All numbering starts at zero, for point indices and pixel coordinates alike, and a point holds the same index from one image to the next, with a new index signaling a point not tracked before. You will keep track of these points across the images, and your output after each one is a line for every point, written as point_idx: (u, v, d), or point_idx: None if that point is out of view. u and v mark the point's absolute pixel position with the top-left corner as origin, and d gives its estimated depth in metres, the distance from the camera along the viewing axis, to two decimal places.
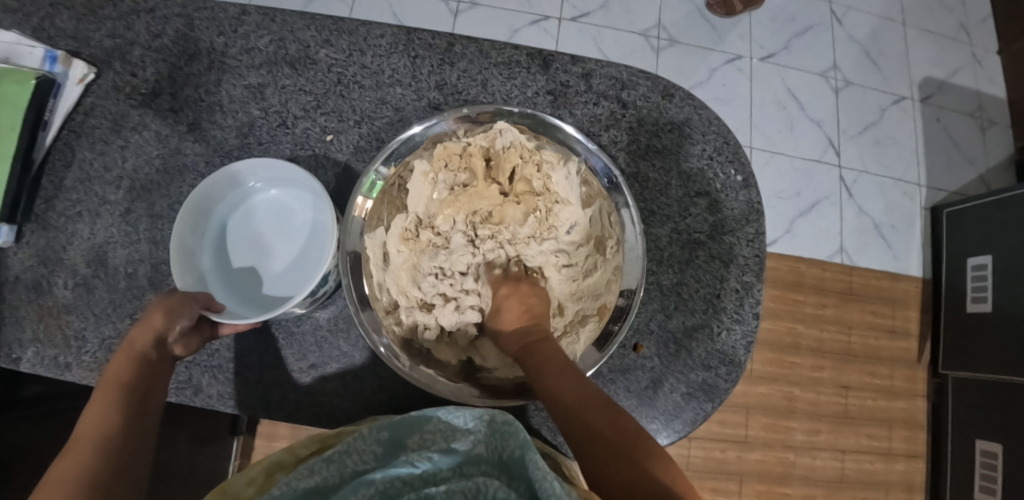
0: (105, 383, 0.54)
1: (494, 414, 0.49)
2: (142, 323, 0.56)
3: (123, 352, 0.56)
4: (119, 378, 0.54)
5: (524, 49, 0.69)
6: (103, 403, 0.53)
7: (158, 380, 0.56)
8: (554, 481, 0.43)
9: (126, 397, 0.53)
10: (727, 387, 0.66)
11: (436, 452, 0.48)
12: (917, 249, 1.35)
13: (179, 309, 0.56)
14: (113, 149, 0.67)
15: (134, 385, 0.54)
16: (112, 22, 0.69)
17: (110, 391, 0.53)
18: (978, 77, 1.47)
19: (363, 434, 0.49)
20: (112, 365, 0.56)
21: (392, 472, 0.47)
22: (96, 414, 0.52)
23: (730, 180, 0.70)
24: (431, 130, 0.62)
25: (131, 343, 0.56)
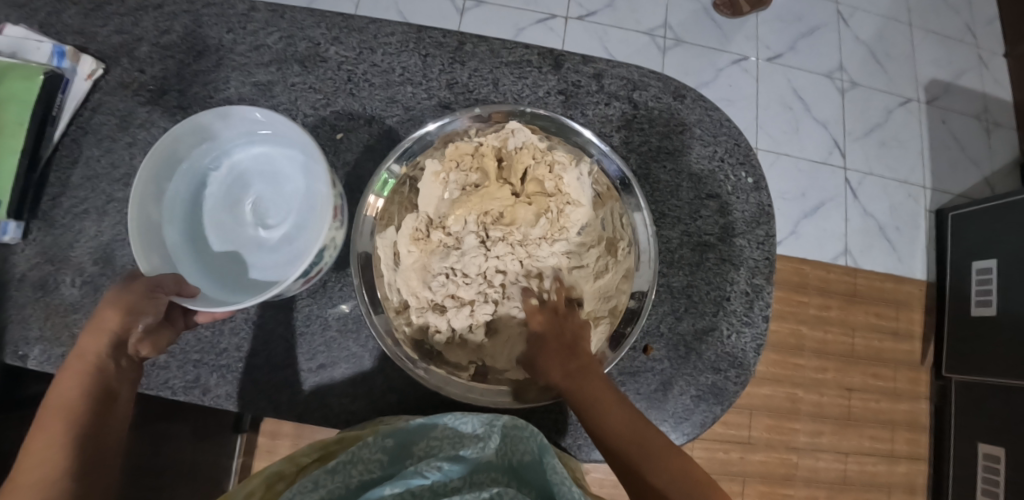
0: (49, 409, 0.48)
1: (503, 420, 0.49)
2: (96, 329, 0.51)
3: (72, 368, 0.49)
4: (70, 400, 0.48)
5: (535, 49, 0.69)
6: (49, 439, 0.46)
7: (114, 394, 0.50)
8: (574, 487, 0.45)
9: (81, 423, 0.47)
10: (736, 390, 0.66)
11: (445, 461, 0.48)
12: (922, 251, 1.35)
13: (140, 307, 0.51)
14: (120, 147, 0.67)
15: (85, 411, 0.48)
16: (120, 18, 0.69)
17: (61, 418, 0.47)
18: (984, 79, 1.46)
19: (368, 443, 0.48)
20: (55, 386, 0.49)
21: (403, 484, 0.47)
22: (44, 448, 0.46)
23: (741, 182, 0.70)
24: (444, 128, 0.61)
25: (81, 356, 0.50)
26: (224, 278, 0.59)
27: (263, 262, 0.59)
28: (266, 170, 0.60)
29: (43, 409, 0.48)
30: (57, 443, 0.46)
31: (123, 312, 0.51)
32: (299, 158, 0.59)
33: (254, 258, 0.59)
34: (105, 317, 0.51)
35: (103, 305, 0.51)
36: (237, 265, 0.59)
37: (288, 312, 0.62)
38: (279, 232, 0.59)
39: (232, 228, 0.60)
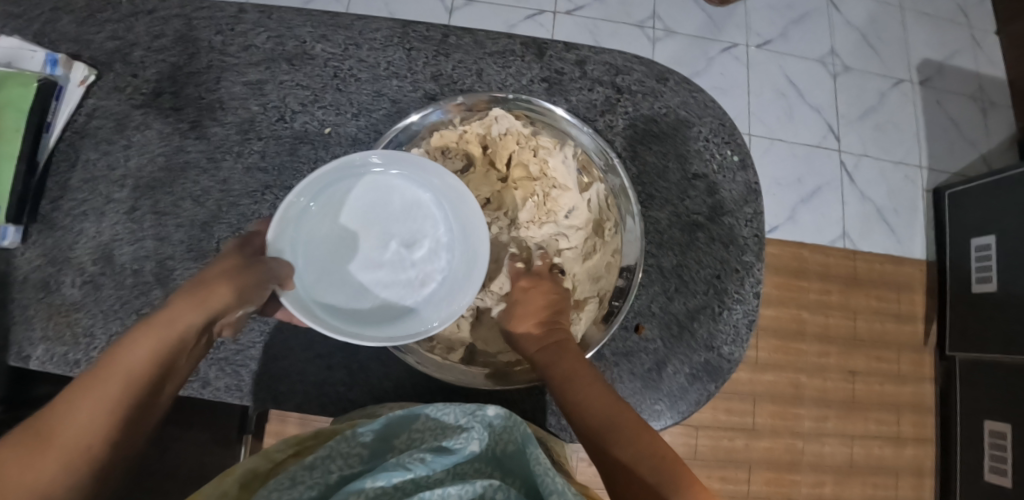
0: (116, 365, 0.45)
1: (484, 410, 0.49)
2: (197, 303, 0.49)
3: (154, 331, 0.47)
4: (140, 363, 0.46)
5: (518, 38, 0.70)
6: (99, 398, 0.44)
7: (176, 370, 0.49)
8: (555, 475, 0.44)
9: (140, 393, 0.46)
10: (730, 367, 0.66)
11: (428, 452, 0.46)
12: (921, 232, 1.35)
13: (247, 293, 0.51)
14: (117, 149, 0.68)
15: (144, 381, 0.46)
16: (113, 25, 0.70)
17: (125, 380, 0.45)
18: (978, 58, 1.46)
19: (348, 436, 0.48)
20: (130, 341, 0.46)
21: (385, 478, 0.44)
22: (95, 407, 0.44)
23: (727, 161, 0.71)
24: (428, 118, 0.63)
25: (170, 323, 0.48)
26: (319, 287, 0.55)
27: (354, 300, 0.55)
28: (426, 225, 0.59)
29: (107, 362, 0.45)
30: (110, 405, 0.44)
31: (234, 294, 0.51)
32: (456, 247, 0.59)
33: (350, 292, 0.56)
34: (214, 293, 0.50)
35: (212, 280, 0.51)
36: (331, 284, 0.55)
37: None
38: (386, 289, 0.57)
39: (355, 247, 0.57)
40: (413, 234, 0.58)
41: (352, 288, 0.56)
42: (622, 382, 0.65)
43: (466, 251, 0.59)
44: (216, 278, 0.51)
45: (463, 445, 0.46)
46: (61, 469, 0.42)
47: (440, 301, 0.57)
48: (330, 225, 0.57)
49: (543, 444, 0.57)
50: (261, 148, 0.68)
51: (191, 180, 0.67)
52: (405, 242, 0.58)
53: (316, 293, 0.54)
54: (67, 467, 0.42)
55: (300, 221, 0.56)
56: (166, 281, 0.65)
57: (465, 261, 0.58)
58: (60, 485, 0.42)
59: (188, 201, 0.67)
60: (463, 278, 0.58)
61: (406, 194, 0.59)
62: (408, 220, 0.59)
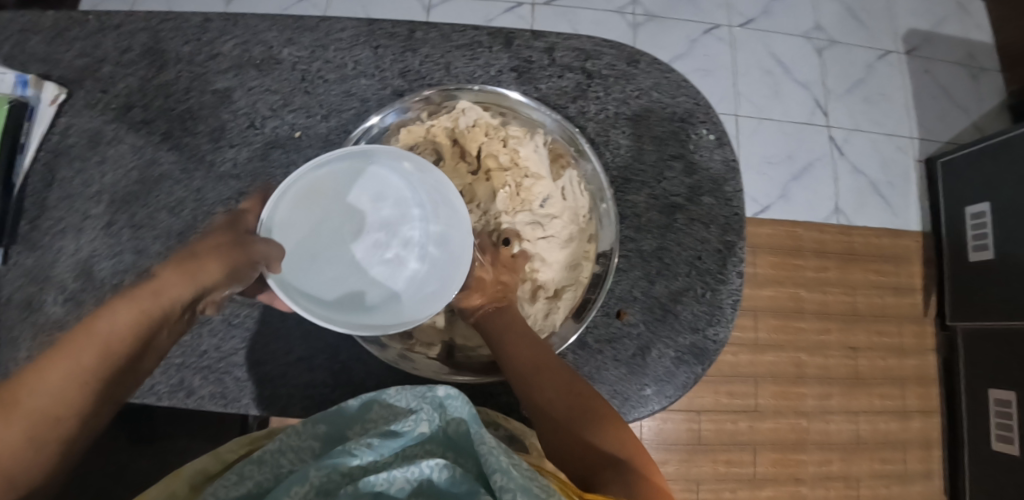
0: (94, 333, 0.45)
1: (435, 391, 0.48)
2: (185, 277, 0.50)
3: (137, 301, 0.48)
4: (120, 334, 0.46)
5: (485, 29, 0.69)
6: (76, 366, 0.44)
7: (153, 343, 0.50)
8: (496, 450, 0.42)
9: (115, 366, 0.47)
10: (716, 349, 0.66)
11: (376, 437, 0.45)
12: (915, 204, 1.33)
13: (240, 273, 0.52)
14: (91, 165, 0.68)
15: (124, 352, 0.47)
16: (80, 42, 0.70)
17: (102, 351, 0.45)
18: (965, 24, 1.44)
19: (299, 429, 0.48)
20: (111, 309, 0.47)
21: (331, 464, 0.44)
22: (65, 377, 0.44)
23: (704, 140, 0.70)
24: (388, 119, 0.63)
25: (155, 295, 0.49)
26: (293, 270, 0.55)
27: (328, 287, 0.56)
28: (408, 219, 0.60)
29: (84, 329, 0.45)
30: (82, 376, 0.45)
31: (223, 272, 0.51)
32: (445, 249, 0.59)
33: (323, 275, 0.56)
34: (202, 269, 0.51)
35: (203, 254, 0.51)
36: (308, 267, 0.56)
37: (262, 309, 0.63)
38: (362, 279, 0.58)
39: (339, 236, 0.59)
40: (395, 225, 0.60)
41: (328, 276, 0.57)
42: (607, 369, 0.65)
43: (446, 253, 0.59)
44: (207, 253, 0.51)
45: (411, 427, 0.46)
46: (26, 435, 0.42)
47: (413, 300, 0.57)
48: (317, 208, 0.57)
49: (520, 442, 0.57)
50: (233, 155, 0.68)
51: (166, 191, 0.68)
52: (388, 235, 0.60)
53: (292, 275, 0.54)
54: (32, 435, 0.43)
55: (286, 200, 0.55)
56: None
57: (444, 264, 0.58)
58: (25, 452, 0.42)
59: (164, 212, 0.67)
60: (440, 280, 0.58)
61: (392, 188, 0.60)
62: (392, 215, 0.60)
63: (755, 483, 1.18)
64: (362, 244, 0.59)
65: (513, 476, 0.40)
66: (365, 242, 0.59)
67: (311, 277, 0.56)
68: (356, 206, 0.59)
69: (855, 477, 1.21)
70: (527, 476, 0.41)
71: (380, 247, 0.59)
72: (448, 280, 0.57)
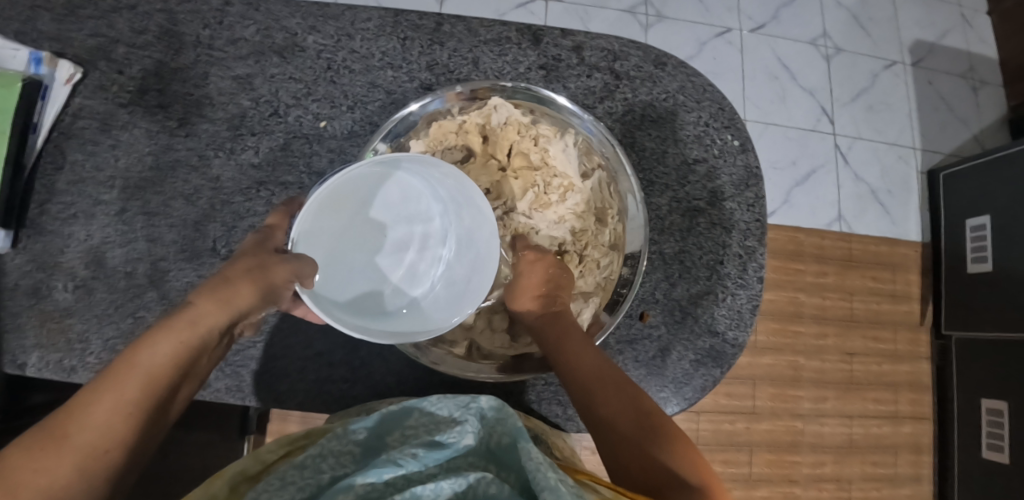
0: (137, 363, 0.44)
1: (479, 402, 0.49)
2: (221, 303, 0.49)
3: (179, 331, 0.46)
4: (162, 363, 0.44)
5: (513, 25, 0.69)
6: (124, 394, 0.42)
7: (194, 372, 0.48)
8: (547, 471, 0.42)
9: (161, 396, 0.44)
10: (734, 352, 0.66)
11: (420, 447, 0.46)
12: (914, 213, 1.35)
13: (277, 295, 0.51)
14: (104, 149, 0.66)
15: (169, 380, 0.45)
16: (92, 21, 0.68)
17: (148, 381, 0.43)
18: (969, 38, 1.46)
19: (340, 434, 0.48)
20: (152, 339, 0.45)
21: (377, 474, 0.44)
22: (114, 410, 0.41)
23: (727, 145, 0.70)
24: (427, 107, 0.62)
25: (194, 324, 0.47)
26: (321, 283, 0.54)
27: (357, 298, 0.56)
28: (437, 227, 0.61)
29: (126, 362, 0.43)
30: (130, 410, 0.42)
31: (258, 296, 0.51)
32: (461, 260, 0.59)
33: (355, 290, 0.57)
34: (236, 294, 0.50)
35: (237, 278, 0.50)
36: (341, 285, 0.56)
37: None
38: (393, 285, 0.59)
39: (373, 245, 0.59)
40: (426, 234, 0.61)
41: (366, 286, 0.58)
42: (627, 369, 0.64)
43: (473, 256, 0.57)
44: (241, 278, 0.50)
45: (456, 439, 0.47)
46: (74, 474, 0.39)
47: (444, 305, 0.56)
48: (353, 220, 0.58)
49: (542, 440, 0.57)
50: (253, 144, 0.66)
51: (182, 178, 0.66)
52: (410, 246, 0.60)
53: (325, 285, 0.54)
54: (84, 471, 0.39)
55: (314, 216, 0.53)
56: (160, 283, 0.64)
57: (472, 265, 0.57)
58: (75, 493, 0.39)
59: (180, 200, 0.65)
60: (469, 280, 0.56)
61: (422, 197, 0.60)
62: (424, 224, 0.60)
63: (750, 483, 1.19)
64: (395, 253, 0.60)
65: (562, 492, 0.40)
66: (401, 251, 0.60)
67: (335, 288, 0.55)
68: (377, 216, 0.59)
69: (846, 480, 1.23)
70: (574, 492, 0.41)
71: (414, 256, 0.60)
72: (475, 282, 0.55)
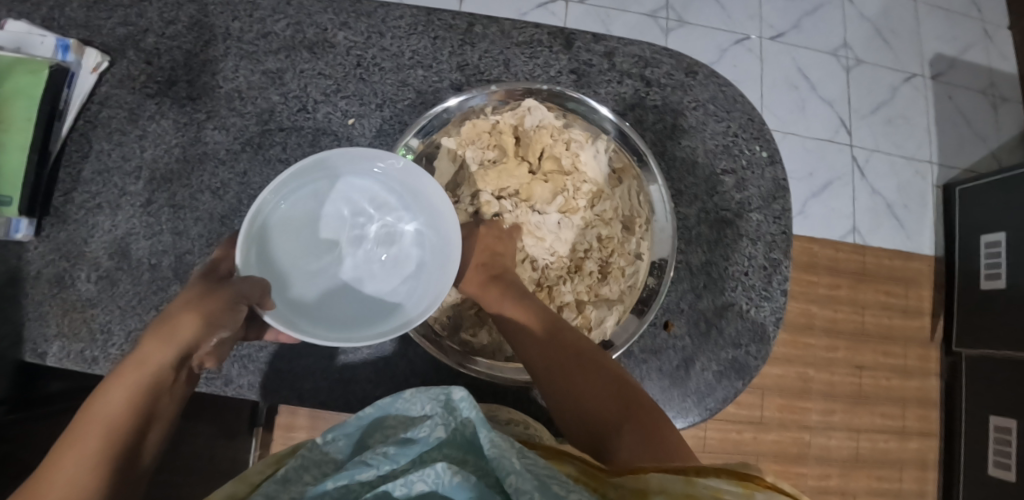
0: (93, 416, 0.45)
1: (449, 393, 0.47)
2: (163, 339, 0.49)
3: (129, 376, 0.48)
4: (117, 410, 0.46)
5: (545, 28, 0.68)
6: (82, 447, 0.44)
7: (159, 412, 0.48)
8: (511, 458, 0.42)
9: (123, 438, 0.45)
10: (757, 365, 0.66)
11: (391, 445, 0.45)
12: (929, 228, 1.35)
13: (218, 316, 0.50)
14: (131, 139, 0.66)
15: (128, 422, 0.46)
16: (123, 10, 0.68)
17: (105, 428, 0.45)
18: (989, 53, 1.46)
19: (317, 444, 0.47)
20: (105, 392, 0.47)
21: (348, 476, 0.43)
22: (74, 464, 0.43)
23: (756, 157, 0.70)
24: (467, 103, 0.61)
25: (141, 364, 0.48)
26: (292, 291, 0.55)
27: (331, 303, 0.56)
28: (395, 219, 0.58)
29: (83, 418, 0.45)
30: (91, 458, 0.43)
31: (200, 322, 0.50)
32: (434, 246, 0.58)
33: (330, 295, 0.56)
34: (178, 326, 0.49)
35: (176, 312, 0.50)
36: (312, 291, 0.56)
37: None
38: (367, 284, 0.57)
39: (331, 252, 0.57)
40: (384, 229, 0.58)
41: (337, 295, 0.56)
42: (650, 379, 0.64)
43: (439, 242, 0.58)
44: (179, 311, 0.50)
45: (427, 433, 0.46)
46: None
47: (420, 295, 0.56)
48: (301, 231, 0.56)
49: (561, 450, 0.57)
50: (281, 140, 0.66)
51: (209, 171, 0.65)
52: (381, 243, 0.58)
53: (296, 304, 0.54)
54: None
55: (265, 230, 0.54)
56: (185, 276, 0.64)
57: (440, 250, 0.57)
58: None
59: (206, 194, 0.65)
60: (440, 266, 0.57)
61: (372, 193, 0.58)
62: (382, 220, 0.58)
63: None
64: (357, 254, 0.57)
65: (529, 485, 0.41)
66: (366, 249, 0.58)
67: (305, 296, 0.55)
68: (339, 220, 0.58)
69: (851, 493, 1.23)
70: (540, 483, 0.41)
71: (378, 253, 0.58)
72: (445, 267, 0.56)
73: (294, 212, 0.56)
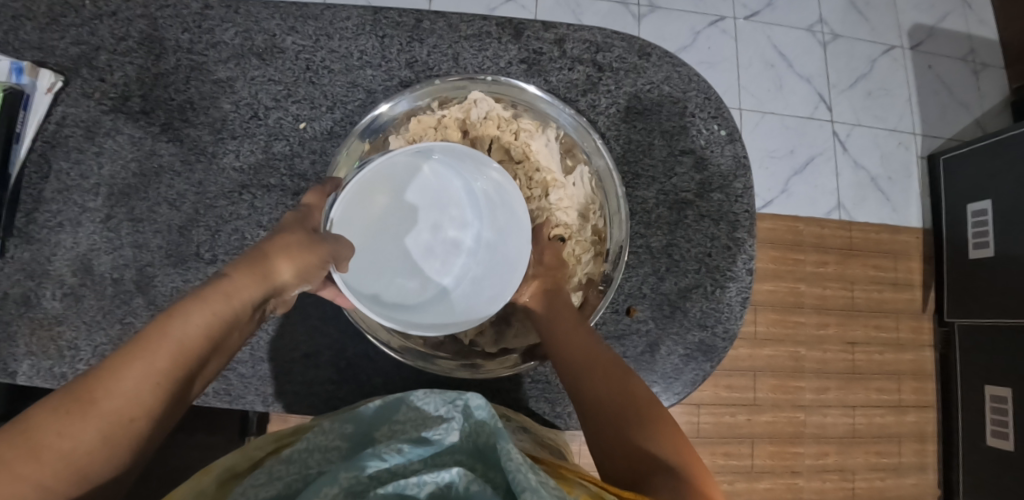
0: (171, 333, 0.42)
1: (467, 399, 0.48)
2: (262, 277, 0.47)
3: (216, 300, 0.44)
4: (197, 334, 0.43)
5: (494, 19, 0.68)
6: (152, 362, 0.40)
7: (225, 346, 0.46)
8: (527, 471, 0.41)
9: (190, 367, 0.42)
10: (725, 346, 0.65)
11: (405, 443, 0.46)
12: (916, 199, 1.34)
13: (309, 271, 0.50)
14: (89, 157, 0.67)
15: (199, 351, 0.43)
16: (74, 28, 0.68)
17: (178, 351, 0.41)
18: (969, 20, 1.44)
19: (325, 429, 0.48)
20: (186, 309, 0.43)
21: (358, 469, 0.44)
22: (149, 380, 0.40)
23: (714, 135, 0.69)
24: (397, 108, 0.62)
25: (232, 295, 0.45)
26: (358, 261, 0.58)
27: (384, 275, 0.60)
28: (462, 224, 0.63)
29: (160, 330, 0.41)
30: (159, 378, 0.40)
31: (294, 273, 0.49)
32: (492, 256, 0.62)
33: (385, 268, 0.60)
34: (276, 269, 0.48)
35: (276, 253, 0.48)
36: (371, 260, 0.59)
37: None
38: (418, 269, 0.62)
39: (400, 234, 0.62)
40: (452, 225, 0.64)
41: (388, 278, 0.60)
42: None
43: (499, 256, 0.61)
44: (278, 251, 0.49)
45: (443, 435, 0.47)
46: (98, 440, 0.38)
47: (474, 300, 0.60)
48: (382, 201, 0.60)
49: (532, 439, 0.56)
50: (235, 147, 0.66)
51: (166, 184, 0.66)
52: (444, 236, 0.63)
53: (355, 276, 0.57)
54: (108, 437, 0.38)
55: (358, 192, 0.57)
56: (147, 288, 0.64)
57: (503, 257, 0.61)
58: (97, 463, 0.38)
59: (164, 205, 0.65)
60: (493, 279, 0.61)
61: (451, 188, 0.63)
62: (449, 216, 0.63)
63: (753, 475, 1.19)
64: (423, 243, 0.63)
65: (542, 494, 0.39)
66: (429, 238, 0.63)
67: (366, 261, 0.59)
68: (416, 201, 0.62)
69: (850, 470, 1.22)
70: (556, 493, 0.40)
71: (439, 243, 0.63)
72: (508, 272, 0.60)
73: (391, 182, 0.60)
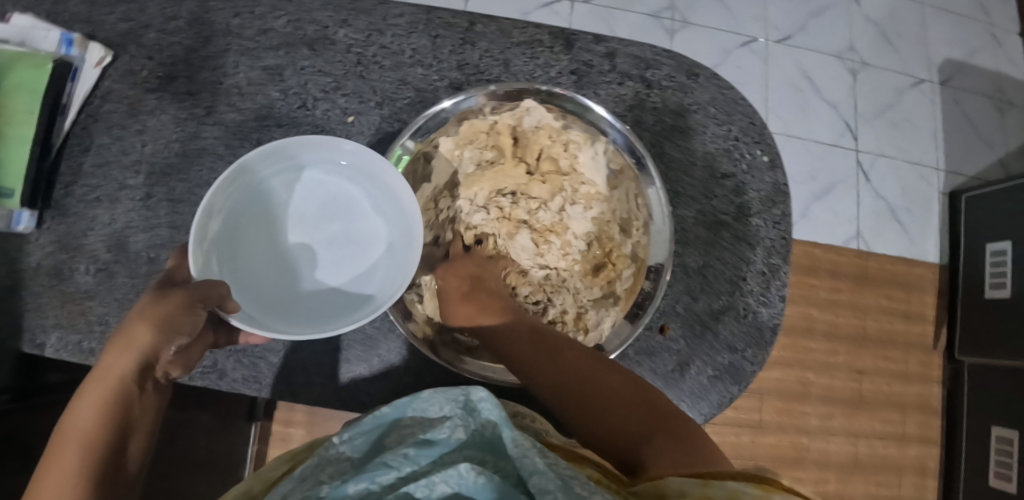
0: (66, 437, 0.43)
1: (467, 393, 0.49)
2: (124, 346, 0.45)
3: (96, 390, 0.45)
4: (91, 425, 0.44)
5: (546, 28, 0.69)
6: (60, 469, 0.42)
7: (136, 423, 0.46)
8: (535, 456, 0.43)
9: (102, 453, 0.43)
10: (753, 370, 0.66)
11: (412, 446, 0.45)
12: (934, 234, 1.34)
13: (175, 317, 0.46)
14: (130, 134, 0.66)
15: (103, 438, 0.44)
16: (125, 5, 0.68)
17: (82, 446, 0.43)
18: (998, 58, 1.45)
19: (334, 443, 0.48)
20: (76, 410, 0.44)
21: (369, 478, 0.43)
22: (56, 481, 0.41)
23: (756, 161, 0.70)
24: (460, 105, 0.61)
25: (104, 378, 0.45)
26: (266, 289, 0.55)
27: (303, 301, 0.56)
28: (362, 214, 0.59)
29: (57, 439, 0.43)
30: (71, 479, 0.42)
31: (156, 328, 0.45)
32: (400, 231, 0.57)
33: (301, 291, 0.56)
34: (136, 333, 0.45)
35: (132, 319, 0.46)
36: (284, 291, 0.56)
37: None
38: (337, 278, 0.57)
39: (301, 249, 0.57)
40: (353, 221, 0.58)
41: (309, 299, 0.56)
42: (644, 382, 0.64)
43: (403, 227, 0.56)
44: (135, 316, 0.46)
45: (448, 434, 0.46)
46: None
47: (389, 281, 0.56)
48: (264, 231, 0.56)
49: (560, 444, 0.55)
50: (281, 135, 0.67)
51: (207, 166, 0.66)
52: (349, 235, 0.58)
53: (271, 305, 0.54)
54: None
55: (227, 236, 0.54)
56: None
57: (403, 231, 0.57)
58: None
59: (205, 188, 0.66)
60: (405, 253, 0.56)
61: (336, 186, 0.58)
62: (347, 213, 0.58)
63: None
64: (332, 250, 0.58)
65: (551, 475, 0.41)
66: (335, 242, 0.58)
67: (277, 294, 0.55)
68: (302, 215, 0.58)
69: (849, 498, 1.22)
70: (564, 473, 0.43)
71: (346, 244, 0.58)
72: (411, 244, 0.56)
73: (258, 209, 0.56)
